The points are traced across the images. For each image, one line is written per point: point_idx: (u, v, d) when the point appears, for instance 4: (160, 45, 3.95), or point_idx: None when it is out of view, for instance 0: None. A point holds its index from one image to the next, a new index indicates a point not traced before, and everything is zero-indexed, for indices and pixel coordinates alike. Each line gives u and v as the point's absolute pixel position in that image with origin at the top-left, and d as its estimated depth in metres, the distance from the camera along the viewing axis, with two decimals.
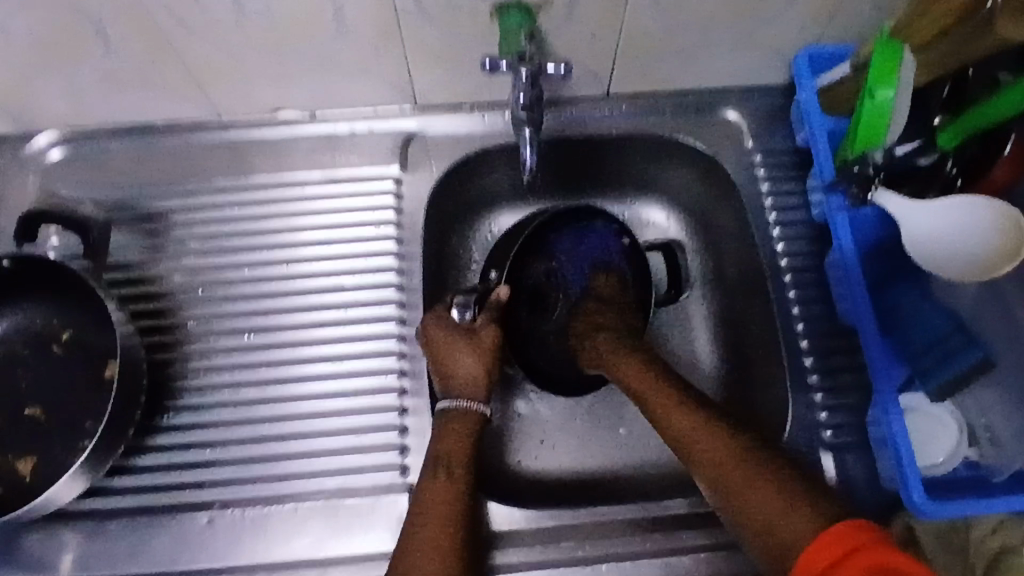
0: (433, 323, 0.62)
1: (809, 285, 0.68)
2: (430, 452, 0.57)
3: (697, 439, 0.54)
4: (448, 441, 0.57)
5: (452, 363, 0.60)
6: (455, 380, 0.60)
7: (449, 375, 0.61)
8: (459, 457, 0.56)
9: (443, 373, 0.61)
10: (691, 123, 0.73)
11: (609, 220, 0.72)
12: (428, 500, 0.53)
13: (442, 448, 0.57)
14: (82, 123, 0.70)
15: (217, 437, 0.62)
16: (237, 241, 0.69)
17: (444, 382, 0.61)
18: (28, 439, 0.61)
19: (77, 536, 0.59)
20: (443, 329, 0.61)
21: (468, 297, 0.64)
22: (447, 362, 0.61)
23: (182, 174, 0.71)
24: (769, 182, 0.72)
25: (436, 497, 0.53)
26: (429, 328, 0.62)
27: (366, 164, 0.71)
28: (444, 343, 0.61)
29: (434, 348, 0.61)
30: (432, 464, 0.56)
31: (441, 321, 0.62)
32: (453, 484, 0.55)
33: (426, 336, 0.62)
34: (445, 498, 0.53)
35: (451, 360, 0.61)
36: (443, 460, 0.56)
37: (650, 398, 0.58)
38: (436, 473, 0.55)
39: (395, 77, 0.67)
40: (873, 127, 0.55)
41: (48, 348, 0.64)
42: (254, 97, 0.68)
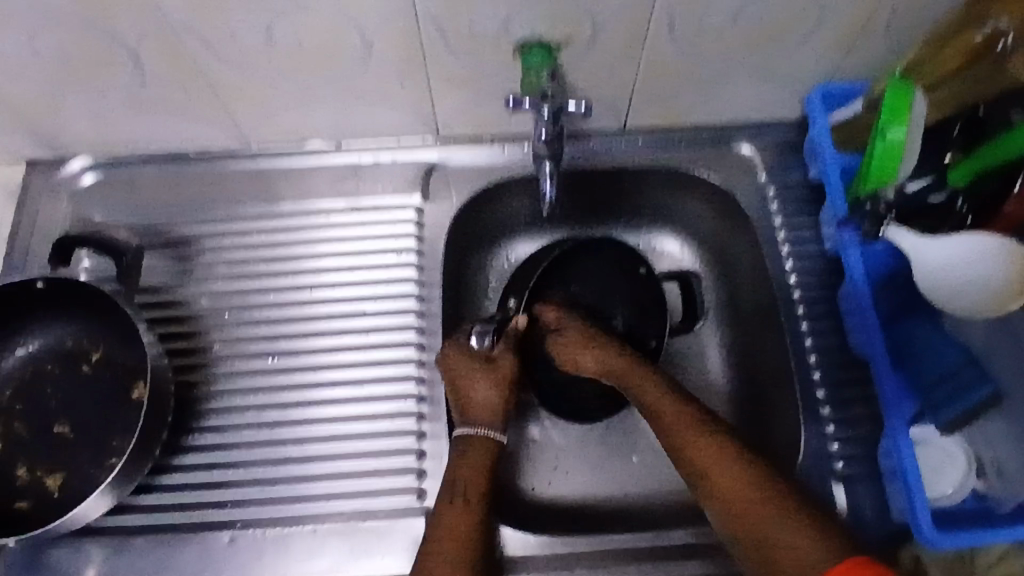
0: (453, 350, 0.63)
1: (821, 317, 0.69)
2: (447, 477, 0.58)
3: (716, 468, 0.55)
4: (465, 468, 0.58)
5: (471, 392, 0.62)
6: (474, 410, 0.62)
7: (466, 403, 0.62)
8: (475, 483, 0.57)
9: (460, 403, 0.62)
10: (705, 156, 0.75)
11: (624, 249, 0.74)
12: (443, 524, 0.55)
13: (458, 473, 0.58)
14: (116, 150, 0.73)
15: (239, 457, 0.64)
16: (263, 265, 0.71)
17: (461, 408, 0.62)
18: (56, 455, 0.63)
19: (100, 552, 0.60)
20: (463, 357, 0.63)
21: (486, 326, 0.64)
22: (466, 390, 0.62)
23: (210, 199, 0.73)
24: (782, 215, 0.73)
25: (449, 524, 0.55)
26: (448, 354, 0.63)
27: (389, 193, 0.73)
28: (463, 369, 0.62)
29: (453, 375, 0.62)
30: (448, 488, 0.57)
31: (459, 348, 0.63)
32: (467, 510, 0.56)
33: (444, 362, 0.63)
34: (459, 522, 0.55)
35: (468, 388, 0.62)
36: (459, 485, 0.57)
37: (668, 420, 0.59)
38: (452, 498, 0.57)
39: (419, 110, 0.70)
40: (886, 162, 0.55)
41: (78, 367, 0.66)
42: (283, 127, 0.71)
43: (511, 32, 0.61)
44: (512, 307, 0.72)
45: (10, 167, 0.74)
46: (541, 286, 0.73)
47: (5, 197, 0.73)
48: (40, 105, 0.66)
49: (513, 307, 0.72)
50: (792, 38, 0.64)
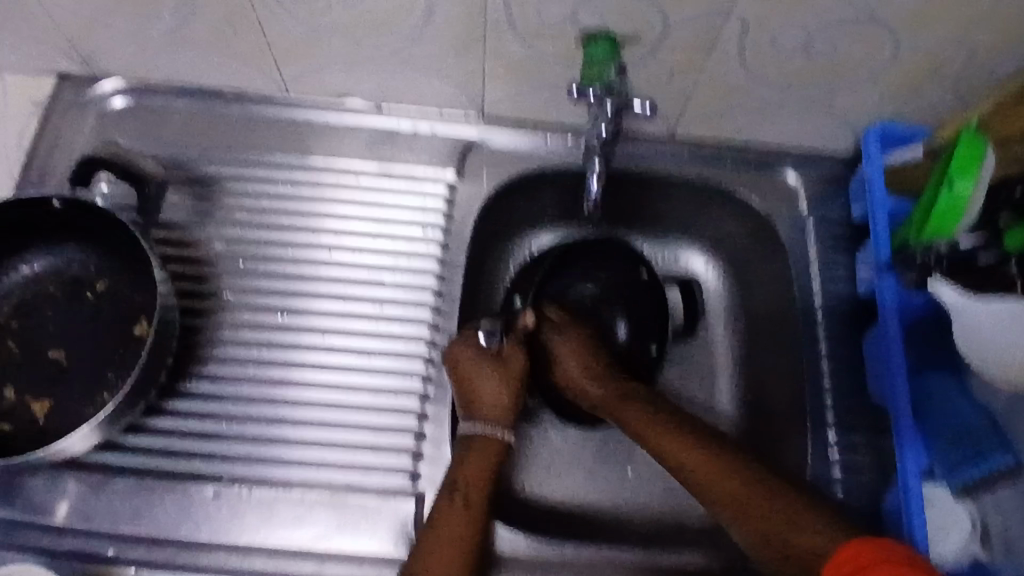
0: (459, 345, 0.61)
1: (843, 358, 0.68)
2: (448, 479, 0.56)
3: (728, 490, 0.55)
4: (469, 470, 0.57)
5: (480, 390, 0.60)
6: (481, 408, 0.60)
7: (474, 400, 0.60)
8: (478, 487, 0.56)
9: (467, 399, 0.61)
10: (748, 177, 0.73)
11: (626, 247, 0.72)
12: (441, 526, 0.53)
13: (461, 475, 0.56)
14: (150, 77, 0.70)
15: (233, 410, 0.62)
16: (284, 218, 0.69)
17: (469, 405, 0.61)
18: (47, 381, 0.61)
19: (78, 489, 0.58)
20: (470, 354, 0.60)
21: (494, 322, 0.61)
22: (473, 387, 0.60)
23: (240, 144, 0.70)
24: (818, 249, 0.71)
25: (449, 524, 0.53)
26: (455, 350, 0.60)
27: (422, 164, 0.71)
28: (469, 366, 0.60)
29: (461, 370, 0.60)
30: (449, 491, 0.55)
31: (466, 345, 0.60)
32: (469, 513, 0.54)
33: (450, 358, 0.60)
34: (460, 526, 0.53)
35: (477, 385, 0.60)
36: (459, 488, 0.55)
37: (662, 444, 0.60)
38: (452, 501, 0.55)
39: (468, 85, 0.67)
40: (946, 218, 0.56)
41: (81, 294, 0.64)
42: (325, 81, 0.68)
43: (578, 21, 0.58)
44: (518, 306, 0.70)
45: (38, 78, 0.71)
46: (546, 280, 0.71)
47: (29, 109, 0.70)
48: (80, 21, 0.63)
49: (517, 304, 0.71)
50: (862, 72, 0.62)
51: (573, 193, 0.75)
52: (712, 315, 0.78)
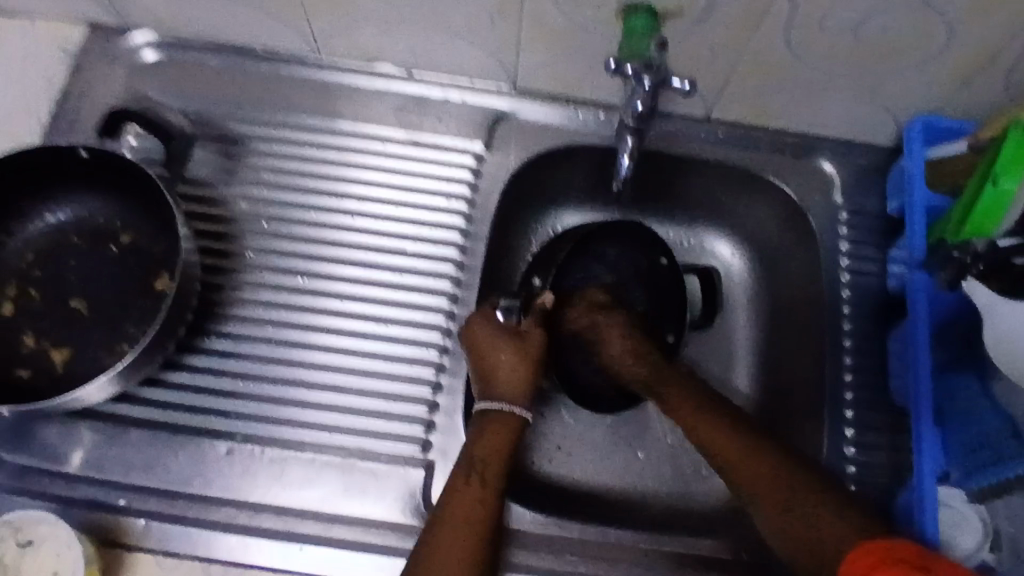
0: (477, 320, 0.61)
1: (867, 355, 0.66)
2: (464, 456, 0.55)
3: (764, 481, 0.53)
4: (485, 447, 0.56)
5: (497, 365, 0.59)
6: (497, 385, 0.59)
7: (490, 377, 0.60)
8: (493, 465, 0.55)
9: (483, 376, 0.60)
10: (783, 164, 0.71)
11: (648, 233, 0.71)
12: (454, 502, 0.52)
13: (477, 453, 0.55)
14: (183, 30, 0.69)
15: (250, 370, 0.62)
16: (309, 181, 0.69)
17: (485, 382, 0.60)
18: (68, 329, 0.61)
19: (94, 437, 0.59)
20: (487, 328, 0.60)
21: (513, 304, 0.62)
22: (490, 362, 0.59)
23: (269, 104, 0.70)
24: (850, 242, 0.70)
25: (463, 499, 0.53)
26: (472, 326, 0.61)
27: (450, 134, 0.71)
28: (487, 342, 0.60)
29: (477, 347, 0.60)
30: (465, 467, 0.55)
31: (483, 319, 0.61)
32: (483, 492, 0.53)
33: (467, 334, 0.61)
34: (473, 504, 0.52)
35: (494, 361, 0.59)
36: (477, 465, 0.55)
37: (698, 423, 0.59)
38: (468, 477, 0.54)
39: (501, 54, 0.66)
40: (985, 217, 0.55)
41: (106, 245, 0.64)
42: (357, 43, 0.68)
43: None
44: (536, 286, 0.69)
45: (71, 27, 0.71)
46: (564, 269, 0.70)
47: (61, 57, 0.70)
48: None
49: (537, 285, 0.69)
50: (912, 61, 0.60)
51: (601, 171, 0.74)
52: (735, 304, 0.77)
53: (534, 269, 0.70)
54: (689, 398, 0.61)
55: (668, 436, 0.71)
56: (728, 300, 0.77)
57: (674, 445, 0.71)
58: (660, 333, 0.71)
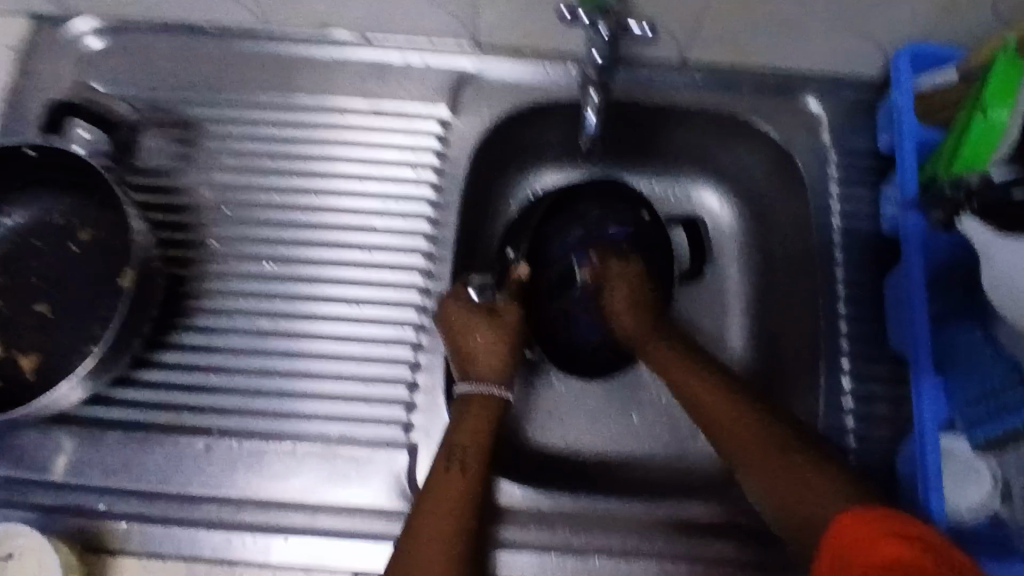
0: (449, 302, 0.58)
1: (862, 302, 0.63)
2: (443, 444, 0.54)
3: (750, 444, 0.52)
4: (464, 432, 0.54)
5: (473, 347, 0.57)
6: (475, 366, 0.57)
7: (468, 359, 0.58)
8: (473, 450, 0.53)
9: (460, 358, 0.58)
10: (767, 106, 0.67)
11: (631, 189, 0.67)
12: (435, 492, 0.51)
13: (456, 438, 0.54)
14: (126, 11, 0.66)
15: (224, 362, 0.61)
16: (269, 161, 0.66)
17: (462, 364, 0.58)
18: (34, 334, 0.60)
19: (73, 442, 0.58)
20: (462, 308, 0.58)
21: (485, 280, 0.60)
22: (465, 345, 0.58)
23: (221, 83, 0.67)
24: (841, 184, 0.66)
25: (445, 487, 0.51)
26: (447, 304, 0.58)
27: (413, 99, 0.67)
28: (463, 323, 0.58)
29: (453, 328, 0.58)
30: (445, 455, 0.53)
31: (458, 298, 0.59)
32: (465, 478, 0.52)
33: (442, 312, 0.58)
34: (454, 491, 0.51)
35: (470, 342, 0.57)
36: (457, 451, 0.53)
37: (688, 385, 0.58)
38: (448, 464, 0.53)
39: (459, 10, 0.62)
40: (979, 147, 0.52)
41: (65, 244, 0.62)
42: (307, 10, 0.64)
43: None
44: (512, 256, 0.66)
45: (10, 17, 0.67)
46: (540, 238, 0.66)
47: None
48: None
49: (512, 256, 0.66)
50: None
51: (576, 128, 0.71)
52: (725, 256, 0.74)
53: (507, 241, 0.68)
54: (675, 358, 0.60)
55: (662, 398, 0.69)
56: (717, 254, 0.74)
57: (669, 407, 0.69)
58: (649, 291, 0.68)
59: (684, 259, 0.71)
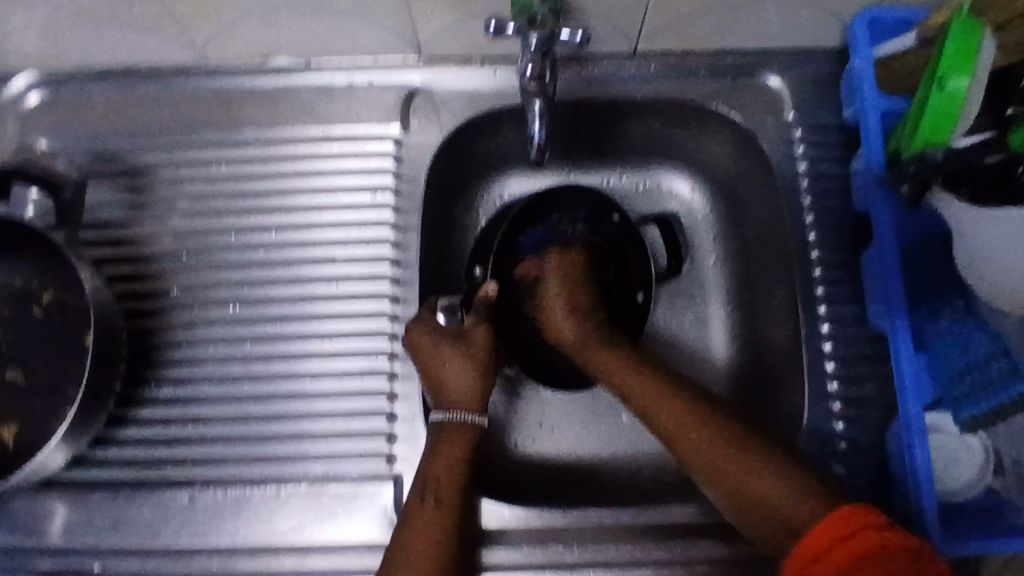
0: (418, 328, 0.58)
1: (841, 282, 0.62)
2: (418, 477, 0.55)
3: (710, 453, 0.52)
4: (437, 463, 0.55)
5: (443, 374, 0.57)
6: (447, 393, 0.58)
7: (440, 386, 0.58)
8: (447, 480, 0.54)
9: (434, 384, 0.58)
10: (726, 89, 0.65)
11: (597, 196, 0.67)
12: (411, 528, 0.52)
13: (429, 470, 0.54)
14: (61, 63, 0.64)
15: (201, 411, 0.60)
16: (224, 202, 0.65)
17: (436, 391, 0.58)
18: (9, 403, 0.60)
19: (60, 507, 0.58)
20: (428, 336, 0.58)
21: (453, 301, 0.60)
22: (437, 373, 0.58)
23: (168, 126, 0.66)
24: (808, 162, 0.64)
25: (420, 523, 0.52)
26: (413, 333, 0.58)
27: (363, 122, 0.66)
28: (430, 351, 0.57)
29: (423, 355, 0.58)
30: (419, 488, 0.54)
31: (424, 326, 0.58)
32: (439, 511, 0.53)
33: (409, 342, 0.58)
34: (429, 526, 0.52)
35: (440, 370, 0.57)
36: (430, 485, 0.54)
37: (632, 391, 0.58)
38: (423, 499, 0.53)
39: (398, 28, 0.60)
40: (938, 121, 0.50)
41: (28, 308, 0.61)
42: (243, 42, 0.62)
43: None
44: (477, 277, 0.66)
45: None
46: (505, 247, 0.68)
47: None
48: None
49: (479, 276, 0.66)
50: None
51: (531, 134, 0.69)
52: (700, 244, 0.72)
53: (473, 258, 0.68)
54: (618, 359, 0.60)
55: None
56: (693, 244, 0.72)
57: None
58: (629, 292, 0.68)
59: (662, 260, 0.71)
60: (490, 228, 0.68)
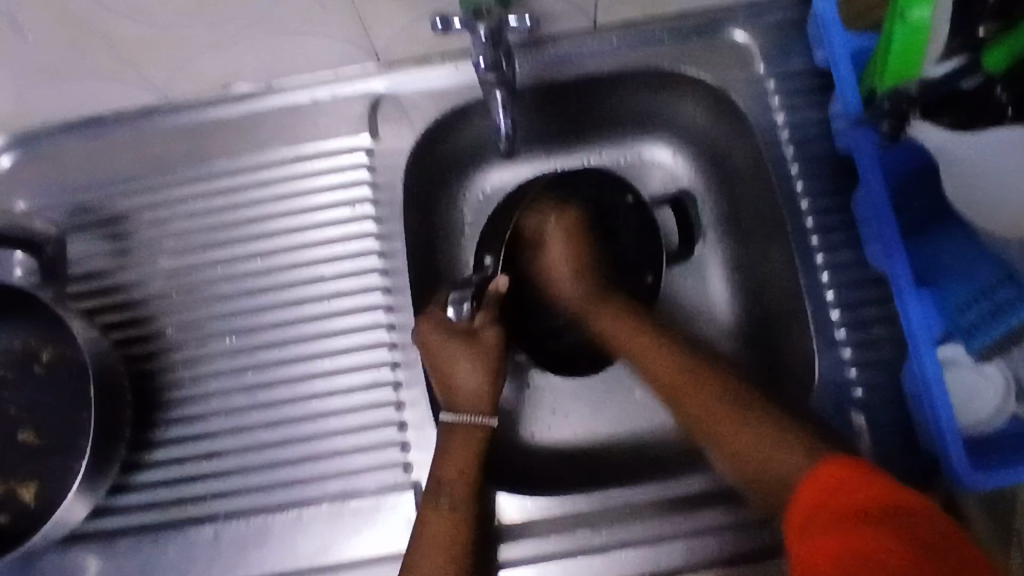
0: (428, 327, 0.57)
1: (836, 228, 0.61)
2: (431, 479, 0.55)
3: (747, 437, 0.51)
4: (449, 465, 0.55)
5: (455, 376, 0.57)
6: (459, 396, 0.58)
7: (453, 388, 0.58)
8: (458, 482, 0.55)
9: (445, 386, 0.58)
10: (691, 50, 0.64)
11: (607, 177, 0.67)
12: (428, 531, 0.53)
13: (442, 475, 0.55)
14: (28, 122, 0.65)
15: (213, 446, 0.61)
16: (208, 235, 0.65)
17: (446, 392, 0.58)
18: (27, 463, 0.60)
19: (88, 557, 0.59)
20: (442, 335, 0.57)
21: (463, 295, 0.60)
22: (449, 374, 0.57)
23: (142, 168, 0.66)
24: (786, 112, 0.63)
25: (436, 526, 0.53)
26: (424, 332, 0.57)
27: (333, 137, 0.65)
28: (441, 351, 0.57)
29: (434, 356, 0.57)
30: (433, 491, 0.55)
31: (436, 325, 0.58)
32: (455, 512, 0.54)
33: (421, 341, 0.57)
34: (445, 529, 0.53)
35: (452, 371, 0.57)
36: (443, 488, 0.55)
37: (664, 378, 0.58)
38: (437, 501, 0.54)
39: (349, 36, 0.60)
40: (907, 56, 0.50)
41: (30, 369, 0.62)
42: (199, 74, 0.62)
43: None
44: (489, 266, 0.64)
45: None
46: (517, 231, 0.67)
47: None
48: None
49: (490, 265, 0.64)
50: None
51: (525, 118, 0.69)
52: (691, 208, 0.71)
53: (483, 248, 0.66)
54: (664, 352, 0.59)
55: None
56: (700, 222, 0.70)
57: None
58: (639, 274, 0.67)
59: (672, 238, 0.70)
60: (503, 210, 0.67)
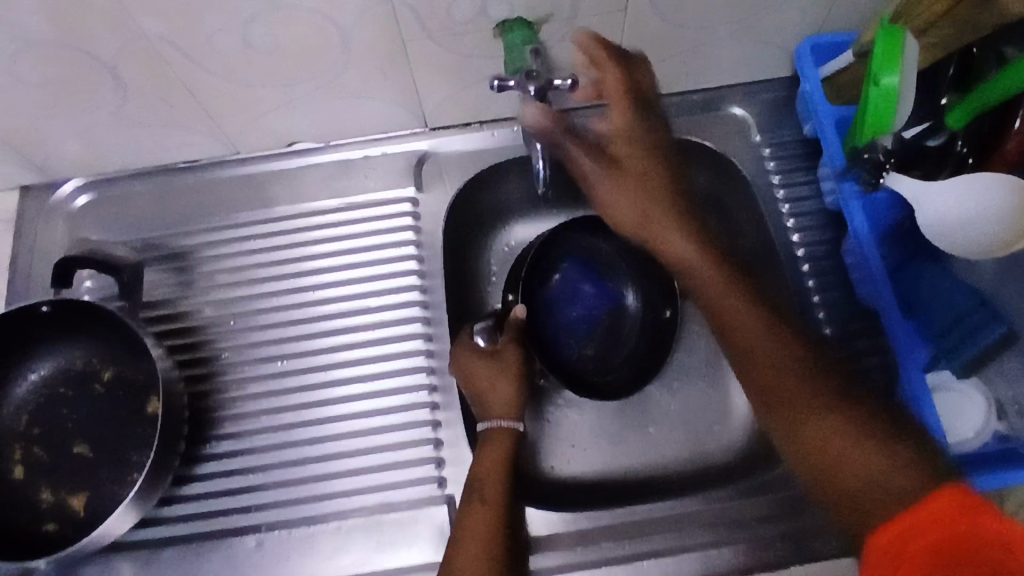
0: (459, 352, 0.65)
1: (827, 272, 0.69)
2: (467, 481, 0.59)
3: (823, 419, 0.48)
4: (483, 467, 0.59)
5: (483, 390, 0.63)
6: (489, 407, 0.62)
7: (484, 400, 0.63)
8: (494, 483, 0.58)
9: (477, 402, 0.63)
10: (697, 122, 0.74)
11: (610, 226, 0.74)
12: (465, 526, 0.56)
13: (476, 475, 0.58)
14: (108, 167, 0.72)
15: (258, 461, 0.64)
16: (263, 270, 0.71)
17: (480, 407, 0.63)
18: (79, 475, 0.63)
19: (132, 566, 0.61)
20: (469, 356, 0.64)
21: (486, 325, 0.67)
22: (479, 390, 0.63)
23: (206, 209, 0.73)
24: (780, 174, 0.72)
25: (471, 521, 0.56)
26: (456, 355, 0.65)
27: (381, 188, 0.73)
28: (469, 369, 0.63)
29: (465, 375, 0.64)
30: (468, 491, 0.58)
31: (464, 349, 0.65)
32: (487, 508, 0.57)
33: (453, 364, 0.64)
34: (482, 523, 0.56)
35: (480, 386, 0.63)
36: (476, 488, 0.58)
37: (733, 314, 0.56)
38: (472, 499, 0.57)
39: (403, 101, 0.69)
40: (878, 119, 0.56)
41: (90, 387, 0.66)
42: (268, 130, 0.70)
43: (489, 14, 0.58)
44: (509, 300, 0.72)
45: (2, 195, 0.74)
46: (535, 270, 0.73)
47: None
48: (27, 126, 0.64)
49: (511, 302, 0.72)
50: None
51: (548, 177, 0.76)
52: None
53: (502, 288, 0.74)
54: (738, 298, 0.56)
55: (670, 405, 0.73)
56: None
57: (678, 409, 0.73)
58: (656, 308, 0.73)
59: None
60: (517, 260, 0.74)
